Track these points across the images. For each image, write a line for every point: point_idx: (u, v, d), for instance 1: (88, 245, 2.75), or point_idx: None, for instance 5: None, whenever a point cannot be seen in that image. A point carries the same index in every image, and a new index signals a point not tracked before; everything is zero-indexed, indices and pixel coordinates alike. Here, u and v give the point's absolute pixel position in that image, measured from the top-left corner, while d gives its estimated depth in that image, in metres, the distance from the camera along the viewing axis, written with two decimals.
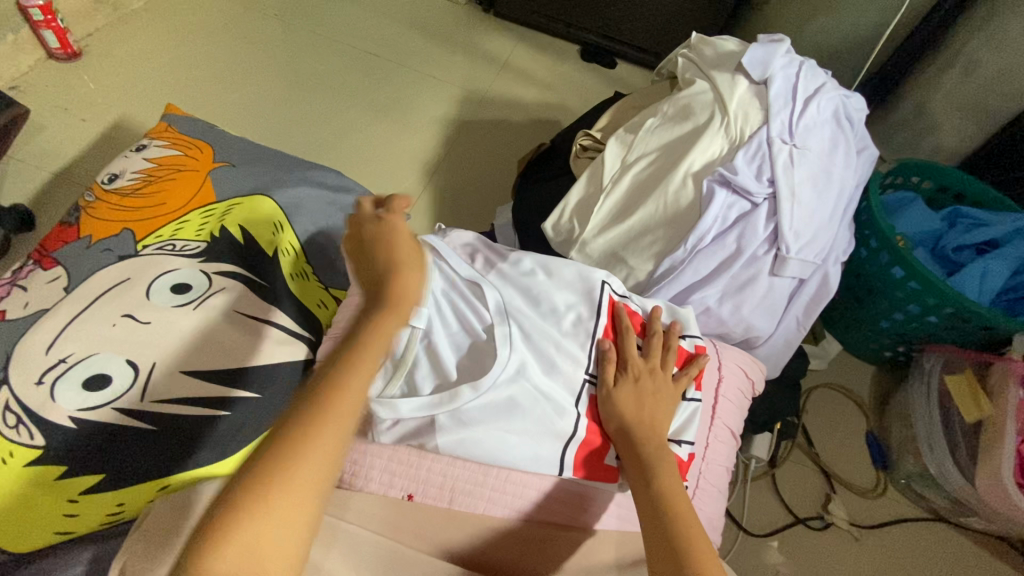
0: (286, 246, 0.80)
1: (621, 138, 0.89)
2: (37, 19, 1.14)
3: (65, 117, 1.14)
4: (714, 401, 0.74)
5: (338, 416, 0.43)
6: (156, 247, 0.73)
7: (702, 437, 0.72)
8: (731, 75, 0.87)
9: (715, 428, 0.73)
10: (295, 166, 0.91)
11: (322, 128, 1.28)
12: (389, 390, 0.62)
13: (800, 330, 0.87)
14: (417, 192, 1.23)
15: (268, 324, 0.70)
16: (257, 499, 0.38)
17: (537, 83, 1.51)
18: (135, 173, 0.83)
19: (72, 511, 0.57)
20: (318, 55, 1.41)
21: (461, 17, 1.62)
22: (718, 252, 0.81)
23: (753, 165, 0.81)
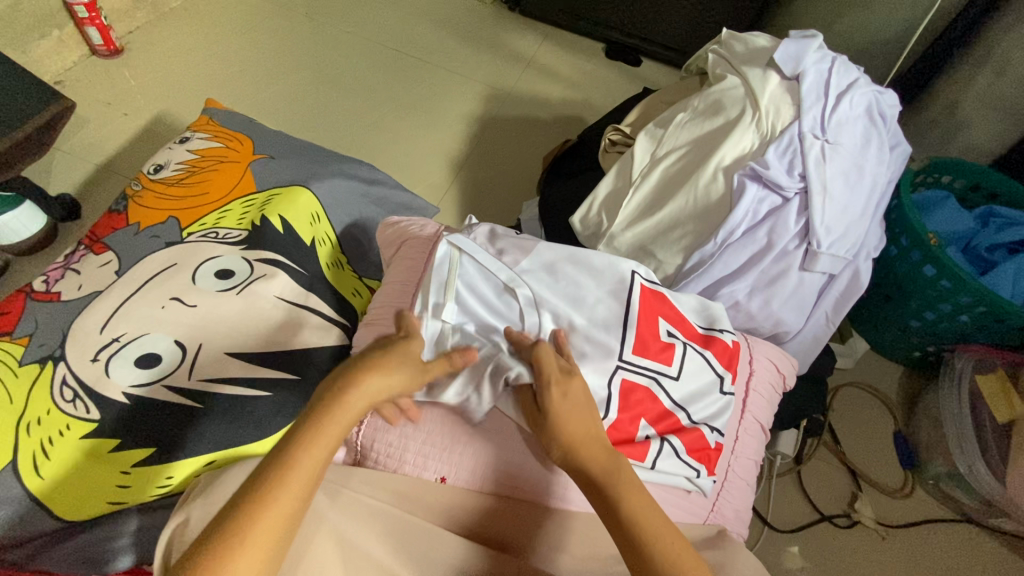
0: (323, 236, 0.82)
1: (651, 133, 0.90)
2: (83, 16, 1.19)
3: (107, 111, 1.18)
4: (745, 396, 0.74)
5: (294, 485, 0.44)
6: (201, 234, 0.75)
7: (732, 430, 0.72)
8: (763, 71, 0.87)
9: (745, 421, 0.73)
10: (329, 158, 0.93)
11: (352, 124, 1.30)
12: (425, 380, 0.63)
13: (829, 326, 0.87)
14: (445, 187, 1.25)
15: (307, 310, 0.72)
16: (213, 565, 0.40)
17: (562, 80, 1.52)
18: (179, 163, 0.86)
19: (125, 483, 0.59)
20: (348, 53, 1.44)
21: (487, 16, 1.63)
22: (748, 246, 0.81)
23: (785, 160, 0.81)
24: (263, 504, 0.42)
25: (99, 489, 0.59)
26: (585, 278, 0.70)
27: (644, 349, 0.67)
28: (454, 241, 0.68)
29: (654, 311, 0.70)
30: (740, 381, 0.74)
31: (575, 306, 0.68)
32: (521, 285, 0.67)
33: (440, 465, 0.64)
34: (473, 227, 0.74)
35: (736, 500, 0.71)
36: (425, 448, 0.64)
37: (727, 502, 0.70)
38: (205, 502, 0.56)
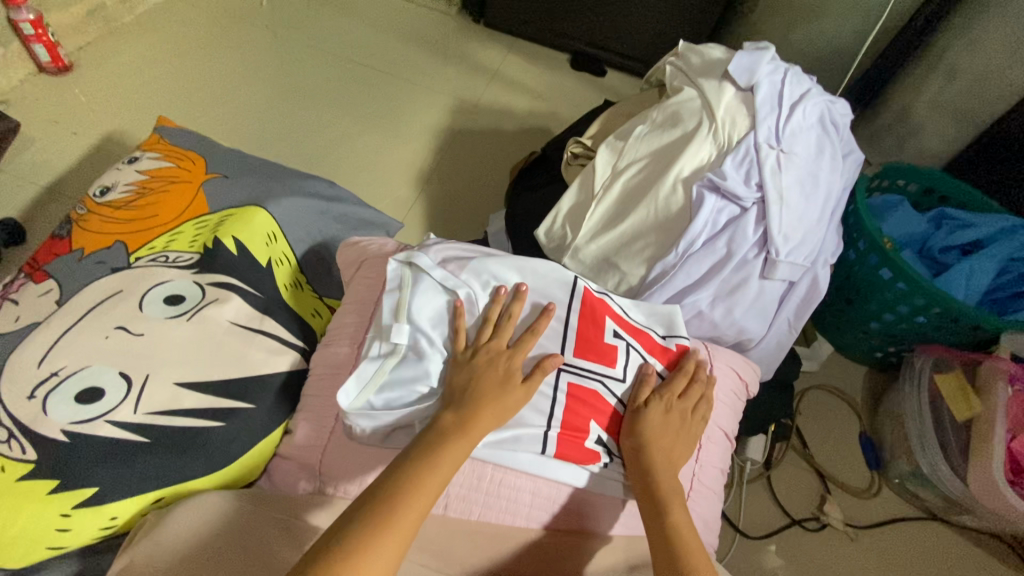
0: (280, 256, 0.80)
1: (611, 145, 0.90)
2: (28, 33, 1.14)
3: (56, 130, 1.14)
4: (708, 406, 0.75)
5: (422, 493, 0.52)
6: (150, 258, 0.73)
7: None
8: (718, 83, 0.88)
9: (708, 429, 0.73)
10: (287, 176, 0.91)
11: (315, 139, 1.28)
12: (361, 400, 0.62)
13: (791, 332, 0.88)
14: (411, 202, 1.24)
15: (263, 334, 0.70)
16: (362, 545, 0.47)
17: (528, 92, 1.53)
18: (127, 185, 0.83)
19: (66, 526, 0.56)
20: (311, 67, 1.42)
21: (452, 28, 1.63)
22: (709, 256, 0.82)
23: (742, 170, 0.82)
24: (389, 519, 0.49)
25: (38, 535, 0.55)
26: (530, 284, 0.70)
27: (591, 353, 0.67)
28: (405, 259, 0.69)
29: (600, 313, 0.70)
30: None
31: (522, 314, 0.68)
32: (463, 287, 0.67)
33: None
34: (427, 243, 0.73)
35: (705, 511, 0.71)
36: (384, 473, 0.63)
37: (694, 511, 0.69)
38: (156, 545, 0.55)
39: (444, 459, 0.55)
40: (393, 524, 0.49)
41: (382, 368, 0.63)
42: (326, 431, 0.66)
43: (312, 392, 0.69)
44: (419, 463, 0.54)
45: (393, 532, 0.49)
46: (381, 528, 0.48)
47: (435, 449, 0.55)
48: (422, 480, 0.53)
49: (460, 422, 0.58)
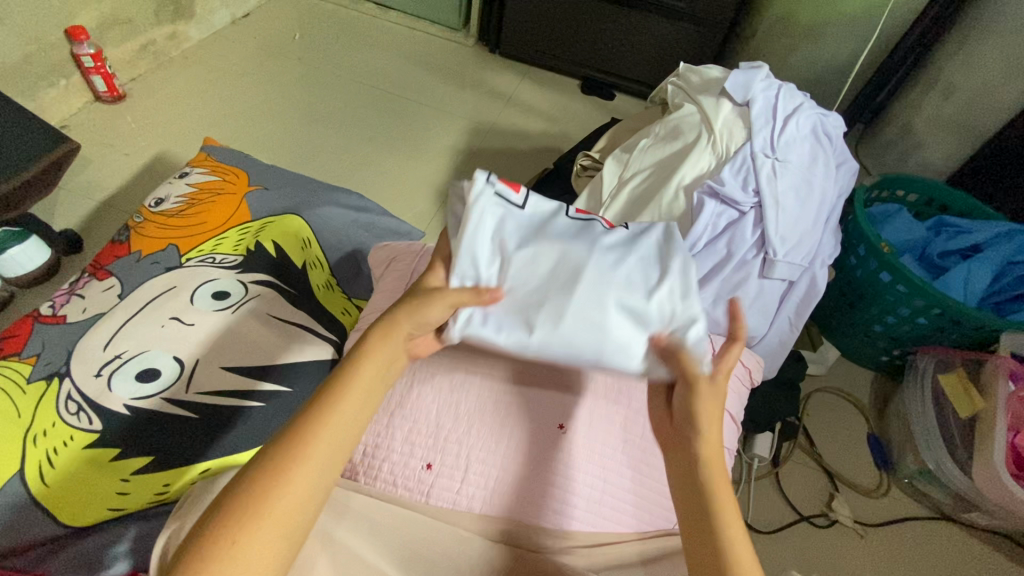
0: (314, 260, 0.89)
1: (618, 157, 0.97)
2: (89, 66, 1.27)
3: (110, 152, 1.25)
4: None
5: (306, 462, 0.43)
6: (199, 259, 0.81)
7: None
8: (715, 99, 0.95)
9: None
10: (321, 188, 1.00)
11: (342, 158, 1.38)
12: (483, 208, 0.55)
13: (792, 330, 0.92)
14: (431, 214, 1.32)
15: (297, 325, 0.77)
16: (222, 545, 0.39)
17: (541, 114, 1.64)
18: (179, 196, 0.92)
19: (123, 490, 0.62)
20: (339, 94, 1.53)
21: (470, 59, 1.75)
22: (709, 258, 0.88)
23: (739, 176, 0.88)
24: (267, 497, 0.41)
25: (100, 499, 0.61)
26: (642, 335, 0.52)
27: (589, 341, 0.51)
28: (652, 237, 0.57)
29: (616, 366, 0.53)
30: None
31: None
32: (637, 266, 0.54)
33: (426, 452, 0.65)
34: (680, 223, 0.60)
35: None
36: (408, 436, 0.66)
37: None
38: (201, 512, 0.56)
39: (345, 396, 0.46)
40: (255, 515, 0.40)
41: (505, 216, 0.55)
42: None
43: None
44: (297, 422, 0.44)
45: (281, 507, 0.41)
46: (253, 508, 0.40)
47: (337, 389, 0.46)
48: (302, 448, 0.43)
49: (358, 359, 0.48)
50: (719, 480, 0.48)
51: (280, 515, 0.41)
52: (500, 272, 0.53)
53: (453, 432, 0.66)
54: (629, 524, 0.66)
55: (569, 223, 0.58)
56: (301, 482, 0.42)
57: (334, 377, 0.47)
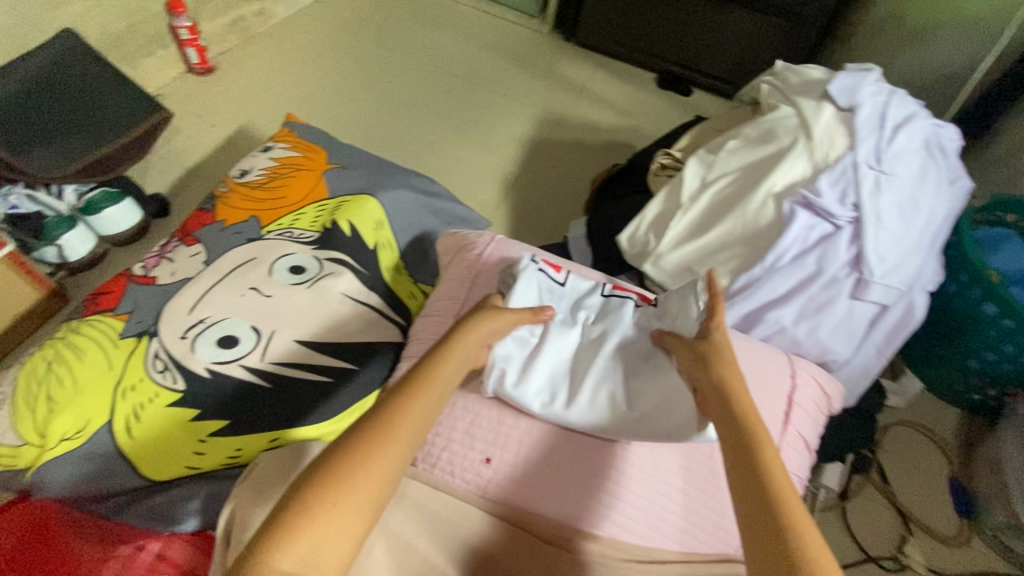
0: (385, 241, 0.90)
1: (701, 157, 0.92)
2: (185, 38, 1.32)
3: (199, 122, 1.31)
4: (788, 409, 0.75)
5: (393, 441, 0.44)
6: (278, 233, 0.84)
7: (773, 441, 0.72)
8: (817, 101, 0.88)
9: (788, 433, 0.74)
10: (395, 171, 1.01)
11: (413, 141, 1.38)
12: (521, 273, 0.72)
13: (879, 358, 0.86)
14: (496, 203, 1.31)
15: (365, 305, 0.78)
16: (312, 508, 0.39)
17: (613, 107, 1.59)
18: (262, 170, 0.95)
19: (201, 450, 0.64)
20: (413, 76, 1.54)
21: (545, 47, 1.72)
22: (797, 272, 0.82)
23: (837, 188, 0.82)
24: (354, 468, 0.42)
25: (178, 457, 0.64)
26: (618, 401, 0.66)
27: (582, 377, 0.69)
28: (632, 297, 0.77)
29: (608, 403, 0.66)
30: (775, 392, 0.75)
31: (643, 348, 0.70)
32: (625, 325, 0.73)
33: (486, 446, 0.66)
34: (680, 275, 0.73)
35: None
36: (471, 430, 0.67)
37: None
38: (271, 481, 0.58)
39: (422, 395, 0.49)
40: (346, 480, 0.41)
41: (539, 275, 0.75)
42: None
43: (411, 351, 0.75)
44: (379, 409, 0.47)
45: (370, 475, 0.42)
46: (345, 476, 0.41)
47: (414, 385, 0.50)
48: (388, 426, 0.45)
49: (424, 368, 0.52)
50: (778, 466, 0.47)
51: (371, 486, 0.42)
52: (540, 341, 0.69)
53: (518, 429, 0.67)
54: (692, 546, 0.62)
55: (596, 300, 0.76)
56: (390, 456, 0.44)
57: (410, 378, 0.51)
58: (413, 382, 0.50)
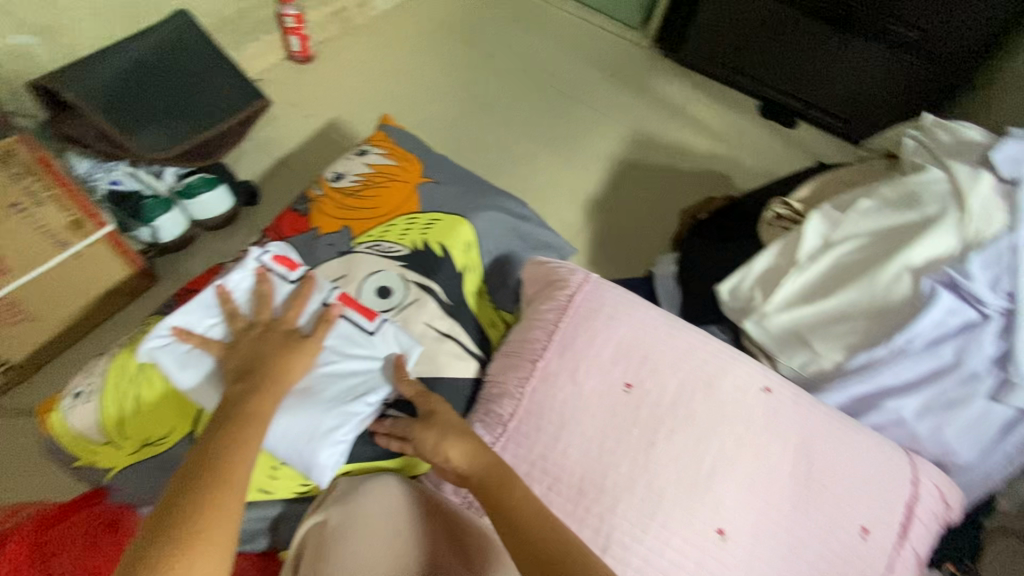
0: (473, 264, 0.87)
1: (826, 213, 0.83)
2: (290, 26, 1.33)
3: (293, 111, 1.31)
4: (906, 521, 0.66)
5: (228, 478, 0.50)
6: (367, 246, 0.82)
7: (886, 557, 0.65)
8: (974, 168, 0.77)
9: (903, 551, 0.65)
10: (488, 190, 0.97)
11: (500, 151, 1.35)
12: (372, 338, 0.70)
13: (1009, 467, 0.75)
14: (579, 226, 1.25)
15: (449, 338, 0.77)
16: (183, 542, 0.45)
17: (710, 134, 1.49)
18: (356, 176, 0.93)
19: (275, 477, 0.66)
20: (505, 82, 1.50)
21: (642, 61, 1.63)
22: (929, 360, 0.72)
23: (990, 273, 0.71)
24: (211, 506, 0.48)
25: (256, 477, 0.65)
26: (313, 462, 0.63)
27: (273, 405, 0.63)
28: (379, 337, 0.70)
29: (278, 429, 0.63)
30: (895, 501, 0.66)
31: (740, 432, 0.65)
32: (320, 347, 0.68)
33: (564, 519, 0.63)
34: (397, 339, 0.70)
35: None
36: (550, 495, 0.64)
37: None
38: (348, 515, 0.60)
39: (253, 418, 0.56)
40: (203, 517, 0.46)
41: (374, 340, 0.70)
42: (500, 434, 0.68)
43: (490, 397, 0.71)
44: (216, 451, 0.52)
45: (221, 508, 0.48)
46: (203, 514, 0.47)
47: (242, 415, 0.56)
48: (226, 470, 0.50)
49: (239, 395, 0.58)
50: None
51: (230, 516, 0.48)
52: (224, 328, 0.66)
53: (599, 503, 0.62)
54: None
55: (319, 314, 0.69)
56: (234, 494, 0.49)
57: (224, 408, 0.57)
58: (233, 413, 0.56)
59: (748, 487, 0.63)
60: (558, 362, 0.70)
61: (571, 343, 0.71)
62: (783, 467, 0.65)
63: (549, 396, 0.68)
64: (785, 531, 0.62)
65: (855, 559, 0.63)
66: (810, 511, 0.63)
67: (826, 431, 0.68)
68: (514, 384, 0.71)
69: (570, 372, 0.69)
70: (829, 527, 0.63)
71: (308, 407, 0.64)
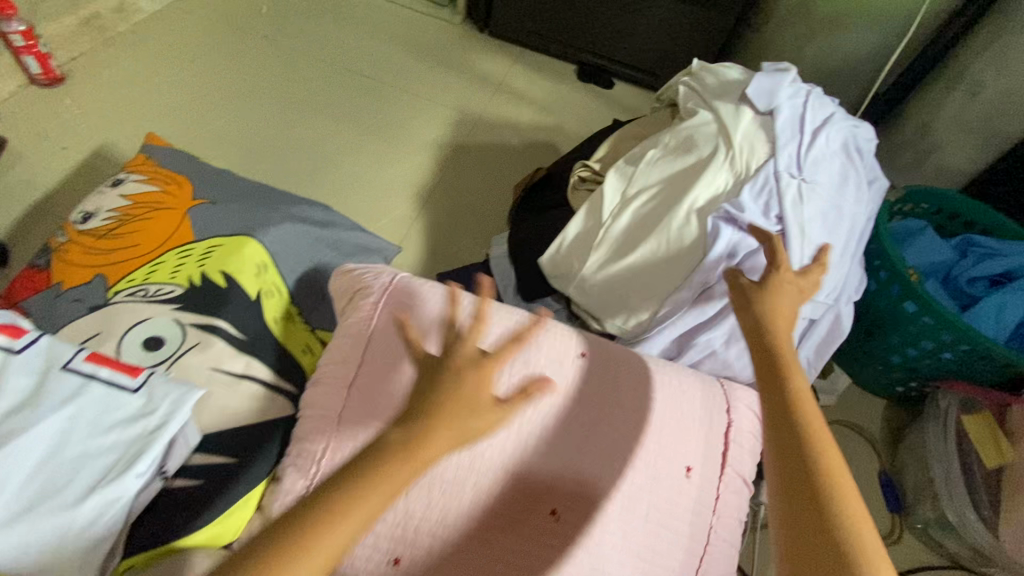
0: (270, 287, 0.77)
1: (621, 170, 0.85)
2: (18, 45, 1.11)
3: (45, 145, 1.10)
4: (725, 449, 0.69)
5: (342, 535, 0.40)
6: (128, 293, 0.70)
7: (710, 486, 0.67)
8: (735, 106, 0.83)
9: (725, 477, 0.68)
10: (281, 201, 0.87)
11: (314, 155, 1.25)
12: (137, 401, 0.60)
13: (811, 371, 0.83)
14: (411, 220, 1.20)
15: (245, 378, 0.68)
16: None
17: (533, 104, 1.49)
18: (110, 212, 0.79)
19: None
20: (310, 78, 1.38)
21: (457, 38, 1.59)
22: (725, 294, 0.76)
23: (761, 201, 0.76)
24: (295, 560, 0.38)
25: None
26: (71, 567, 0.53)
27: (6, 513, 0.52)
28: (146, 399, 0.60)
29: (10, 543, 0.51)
30: (711, 432, 0.69)
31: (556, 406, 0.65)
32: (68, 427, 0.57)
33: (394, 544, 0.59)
34: (170, 395, 0.60)
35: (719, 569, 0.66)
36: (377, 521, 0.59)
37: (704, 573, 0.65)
38: None
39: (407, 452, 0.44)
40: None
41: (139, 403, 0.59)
42: (314, 470, 0.61)
43: (302, 432, 0.64)
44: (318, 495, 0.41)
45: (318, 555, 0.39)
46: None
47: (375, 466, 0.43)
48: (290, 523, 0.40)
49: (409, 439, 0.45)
50: (844, 489, 0.44)
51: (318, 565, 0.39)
52: None
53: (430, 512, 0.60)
54: None
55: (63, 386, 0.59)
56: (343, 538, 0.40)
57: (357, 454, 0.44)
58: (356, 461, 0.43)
59: (568, 456, 0.63)
60: (368, 374, 0.65)
61: (374, 353, 0.66)
62: (602, 427, 0.65)
63: (361, 416, 0.63)
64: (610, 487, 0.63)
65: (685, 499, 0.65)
66: (635, 464, 0.64)
67: (643, 382, 0.69)
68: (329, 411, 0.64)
69: (377, 386, 0.64)
70: (654, 475, 0.64)
71: (57, 502, 0.53)
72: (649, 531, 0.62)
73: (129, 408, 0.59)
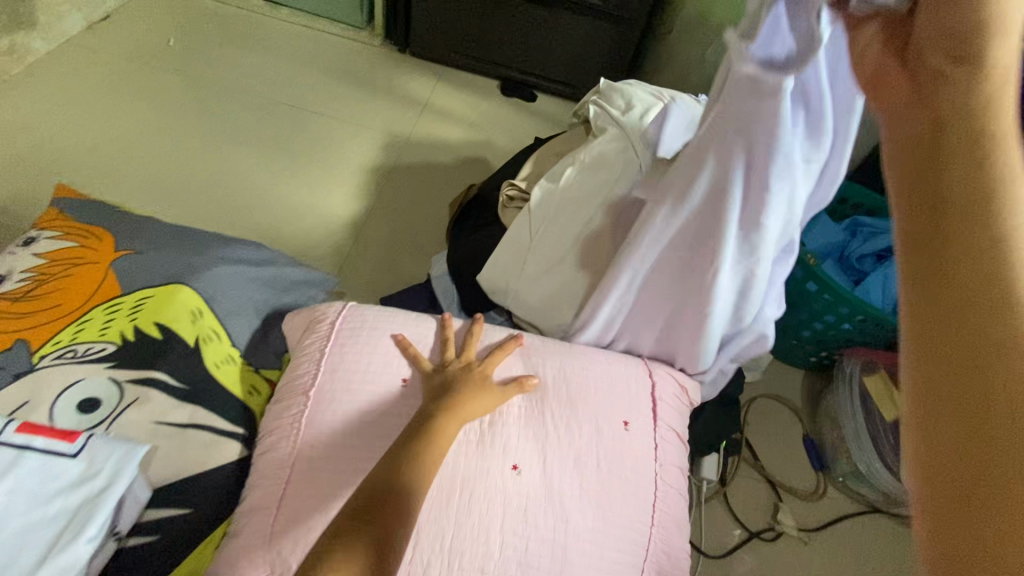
0: (210, 332, 0.76)
1: (545, 186, 0.91)
2: None
3: None
4: (653, 405, 0.78)
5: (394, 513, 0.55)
6: (57, 356, 0.68)
7: (649, 439, 0.75)
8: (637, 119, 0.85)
9: (659, 428, 0.77)
10: (211, 243, 0.86)
11: (242, 192, 1.24)
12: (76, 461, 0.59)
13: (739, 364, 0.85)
14: (349, 247, 1.22)
15: (196, 428, 0.68)
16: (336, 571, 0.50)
17: (460, 121, 1.53)
18: (24, 272, 0.75)
19: None
20: (230, 111, 1.36)
21: (377, 59, 1.60)
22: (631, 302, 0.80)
23: None
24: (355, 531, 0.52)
25: None
26: None
27: None
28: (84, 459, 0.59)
29: None
30: (639, 393, 0.78)
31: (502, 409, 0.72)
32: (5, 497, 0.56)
33: None
34: (109, 452, 0.59)
35: (673, 510, 0.74)
36: None
37: (660, 517, 0.73)
38: None
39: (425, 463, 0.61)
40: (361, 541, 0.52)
41: (79, 464, 0.59)
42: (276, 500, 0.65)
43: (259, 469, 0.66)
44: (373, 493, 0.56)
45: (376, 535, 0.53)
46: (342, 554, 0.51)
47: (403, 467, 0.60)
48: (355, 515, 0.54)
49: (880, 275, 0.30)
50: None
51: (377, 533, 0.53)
52: None
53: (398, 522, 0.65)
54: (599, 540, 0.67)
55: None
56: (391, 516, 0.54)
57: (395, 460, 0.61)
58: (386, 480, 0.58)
59: (542, 434, 0.71)
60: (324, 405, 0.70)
61: (333, 379, 0.71)
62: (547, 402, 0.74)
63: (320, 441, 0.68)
64: (564, 452, 0.71)
65: (626, 451, 0.73)
66: (575, 425, 0.73)
67: (567, 358, 0.79)
68: (290, 424, 0.69)
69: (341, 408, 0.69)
70: (596, 429, 0.73)
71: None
72: (599, 480, 0.70)
73: (68, 471, 0.58)
